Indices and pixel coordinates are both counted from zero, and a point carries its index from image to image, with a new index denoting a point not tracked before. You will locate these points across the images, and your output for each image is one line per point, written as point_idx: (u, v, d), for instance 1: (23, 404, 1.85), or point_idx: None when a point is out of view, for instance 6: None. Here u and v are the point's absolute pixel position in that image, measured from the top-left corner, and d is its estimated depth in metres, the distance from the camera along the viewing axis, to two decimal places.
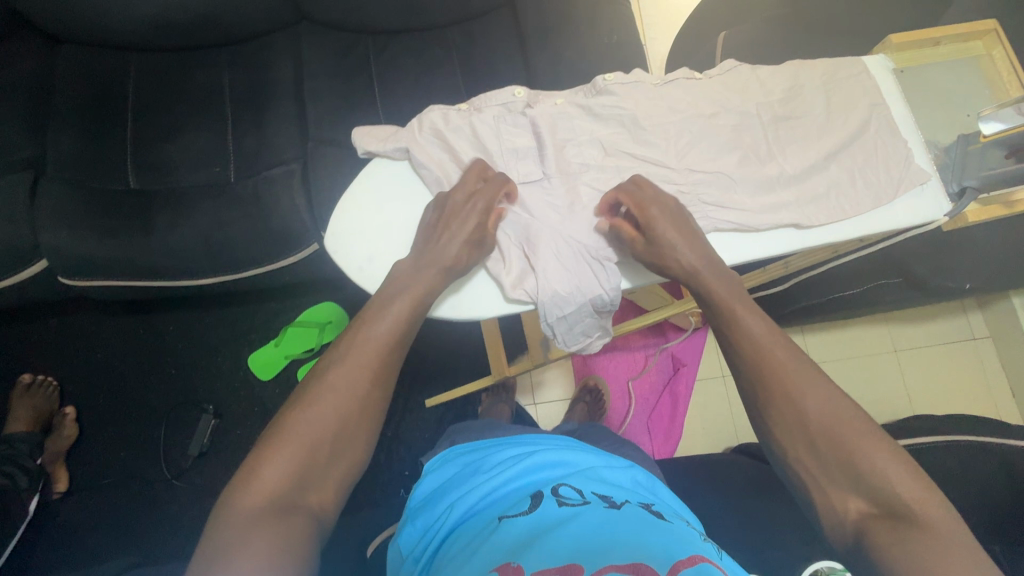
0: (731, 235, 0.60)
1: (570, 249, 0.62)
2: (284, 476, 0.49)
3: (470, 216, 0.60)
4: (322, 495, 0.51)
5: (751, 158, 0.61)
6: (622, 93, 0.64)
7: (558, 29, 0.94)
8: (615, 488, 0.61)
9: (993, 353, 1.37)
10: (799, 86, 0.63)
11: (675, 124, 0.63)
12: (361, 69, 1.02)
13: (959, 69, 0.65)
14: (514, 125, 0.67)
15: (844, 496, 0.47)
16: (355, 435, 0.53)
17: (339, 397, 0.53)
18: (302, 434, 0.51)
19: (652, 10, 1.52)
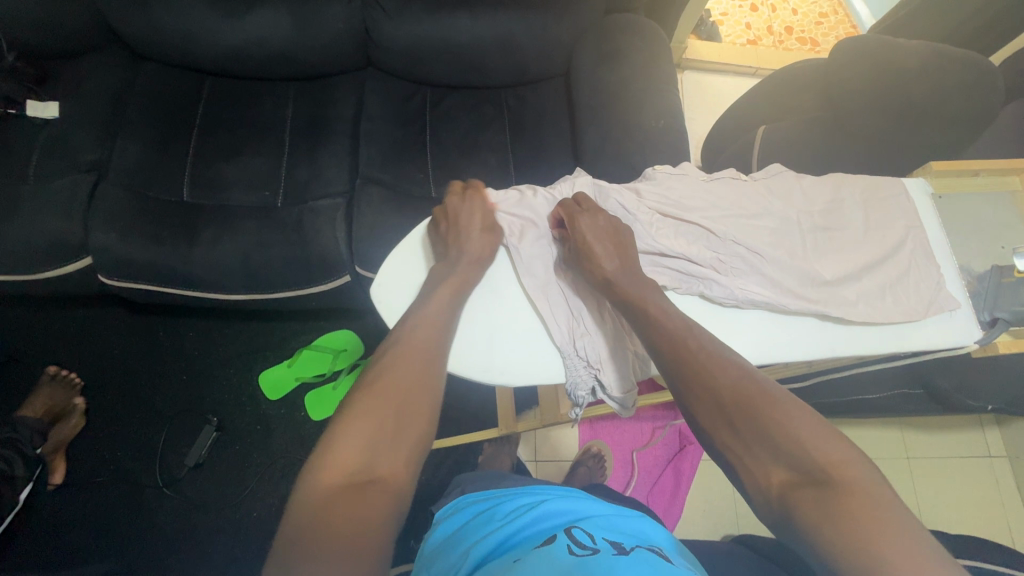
0: (756, 333, 0.60)
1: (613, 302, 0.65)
2: (359, 447, 0.47)
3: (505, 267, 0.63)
4: (396, 463, 0.48)
5: (791, 261, 0.61)
6: (665, 181, 0.66)
7: (608, 105, 0.98)
8: (625, 535, 0.60)
9: (1009, 474, 1.34)
10: (839, 199, 0.64)
11: (716, 218, 0.63)
12: (417, 119, 1.08)
13: (995, 202, 0.66)
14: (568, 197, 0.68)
15: (764, 463, 0.46)
16: (418, 408, 0.51)
17: (397, 383, 0.52)
18: (371, 410, 0.49)
19: (692, 94, 1.59)
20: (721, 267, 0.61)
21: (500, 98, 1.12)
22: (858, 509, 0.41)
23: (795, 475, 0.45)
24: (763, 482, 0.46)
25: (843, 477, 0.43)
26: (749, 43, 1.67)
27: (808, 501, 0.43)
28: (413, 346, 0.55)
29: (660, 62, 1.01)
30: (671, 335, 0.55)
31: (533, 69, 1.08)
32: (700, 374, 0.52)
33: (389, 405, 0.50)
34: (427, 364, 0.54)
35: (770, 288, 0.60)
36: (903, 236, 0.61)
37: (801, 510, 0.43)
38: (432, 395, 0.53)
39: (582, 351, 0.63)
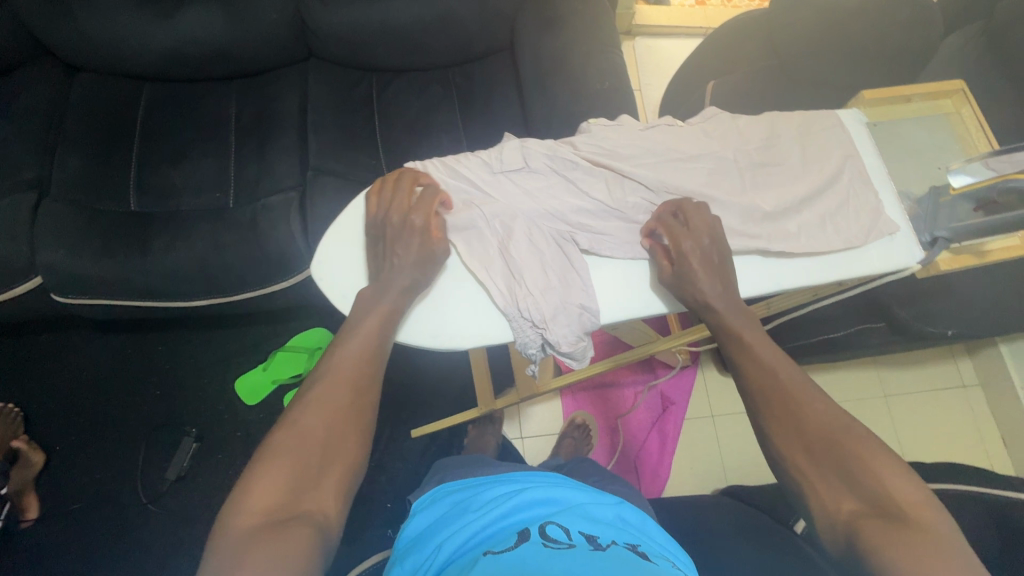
0: None
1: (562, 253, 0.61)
2: (279, 487, 0.47)
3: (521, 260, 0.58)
4: (321, 500, 0.48)
5: (729, 200, 0.59)
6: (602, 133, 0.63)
7: (553, 71, 0.98)
8: (602, 526, 0.61)
9: (982, 399, 1.39)
10: (775, 135, 0.63)
11: (652, 163, 0.61)
12: (365, 106, 1.07)
13: (929, 126, 0.68)
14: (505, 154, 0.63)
15: (836, 494, 0.48)
16: (344, 445, 0.51)
17: (322, 419, 0.52)
18: (291, 450, 0.49)
19: (644, 59, 1.59)
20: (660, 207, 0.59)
21: (448, 77, 1.10)
22: (926, 548, 0.42)
23: (867, 511, 0.46)
24: (830, 509, 0.47)
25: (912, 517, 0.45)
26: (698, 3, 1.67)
27: (877, 530, 0.44)
28: (343, 376, 0.54)
29: (604, 25, 1.00)
30: (761, 367, 0.55)
31: (477, 44, 1.07)
32: (781, 406, 0.53)
33: (312, 442, 0.50)
34: (354, 401, 0.54)
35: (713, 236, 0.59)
36: (839, 165, 0.62)
37: (864, 537, 0.44)
38: (361, 430, 0.53)
39: (528, 305, 0.58)
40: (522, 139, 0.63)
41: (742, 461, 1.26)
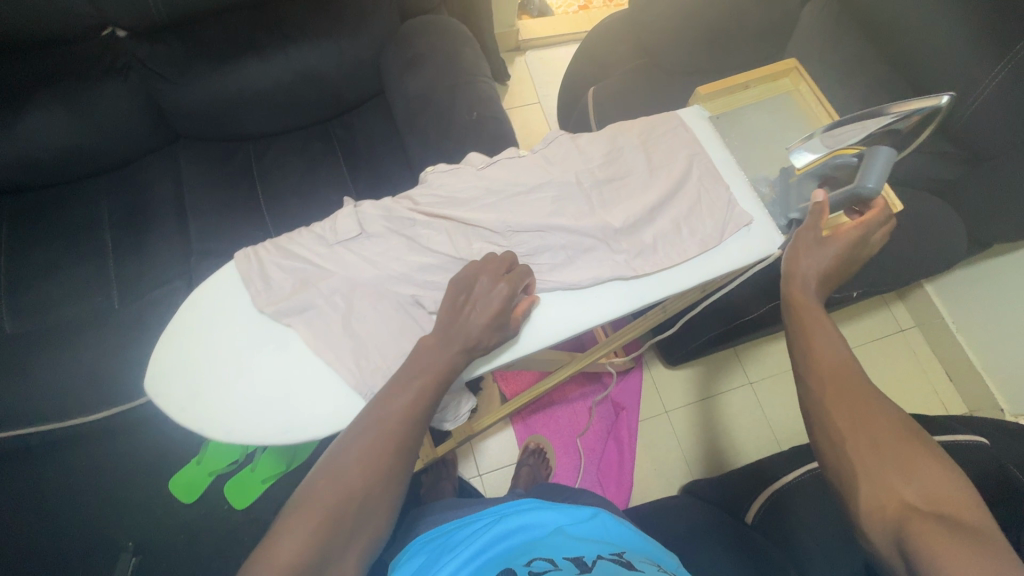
0: (562, 296, 0.56)
1: (411, 320, 0.52)
2: (307, 543, 0.41)
3: (489, 303, 0.50)
4: (344, 567, 0.43)
5: (579, 225, 0.57)
6: (439, 181, 0.59)
7: (423, 110, 0.96)
8: (589, 546, 0.57)
9: (922, 340, 1.42)
10: (618, 148, 0.62)
11: (495, 204, 0.57)
12: (244, 175, 1.03)
13: (770, 109, 0.68)
14: (336, 221, 0.56)
15: (893, 485, 0.46)
16: (381, 501, 0.46)
17: (361, 470, 0.45)
18: (326, 500, 0.44)
19: (538, 72, 1.60)
20: (510, 246, 0.56)
21: (328, 131, 1.08)
22: (970, 545, 0.41)
23: (919, 506, 0.45)
24: (884, 496, 0.46)
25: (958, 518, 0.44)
26: (581, 8, 1.69)
27: (927, 523, 0.43)
28: (384, 423, 0.47)
29: (468, 55, 1.00)
30: (830, 361, 0.54)
31: (347, 94, 1.05)
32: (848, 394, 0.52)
33: (354, 491, 0.45)
34: (394, 455, 0.47)
35: (568, 268, 0.56)
36: (686, 166, 0.61)
37: (917, 534, 0.43)
38: (398, 483, 0.47)
39: None
40: (354, 204, 0.57)
41: (703, 452, 1.26)
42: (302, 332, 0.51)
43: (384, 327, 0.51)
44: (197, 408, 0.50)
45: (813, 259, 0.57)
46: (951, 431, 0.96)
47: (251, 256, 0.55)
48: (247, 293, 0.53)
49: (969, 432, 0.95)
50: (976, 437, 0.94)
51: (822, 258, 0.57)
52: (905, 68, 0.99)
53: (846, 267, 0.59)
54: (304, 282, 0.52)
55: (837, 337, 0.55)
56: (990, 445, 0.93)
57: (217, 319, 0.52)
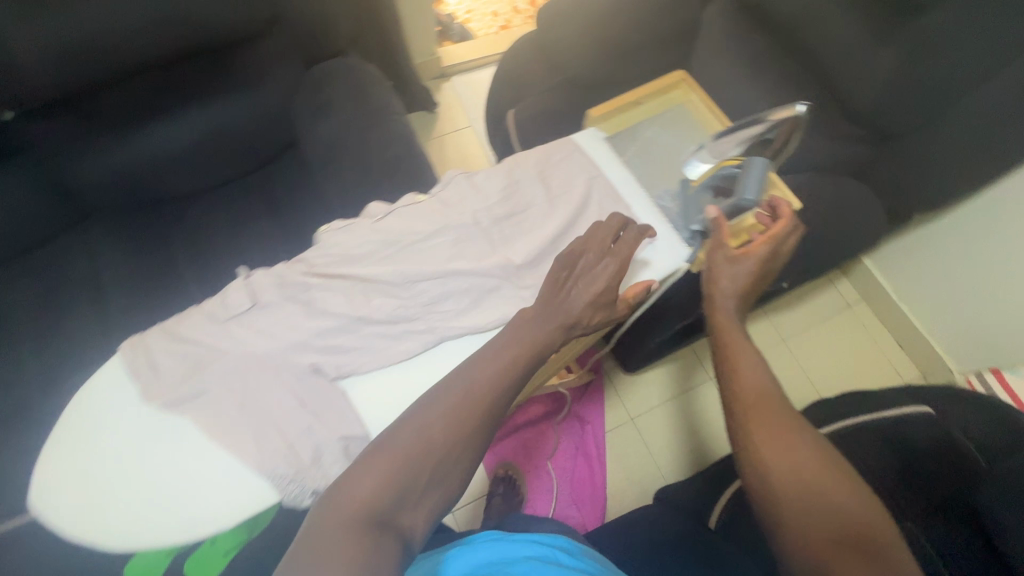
0: (470, 340, 0.55)
1: (313, 391, 0.51)
2: (383, 482, 0.44)
3: (599, 275, 0.55)
4: (415, 515, 0.45)
5: (480, 265, 0.56)
6: (333, 238, 0.57)
7: (336, 155, 0.95)
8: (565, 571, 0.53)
9: (870, 312, 1.46)
10: (516, 181, 0.62)
11: (393, 255, 0.56)
12: (162, 240, 0.98)
13: (664, 120, 0.73)
14: (228, 296, 0.54)
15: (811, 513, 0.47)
16: (460, 450, 0.47)
17: (447, 415, 0.47)
18: (408, 442, 0.46)
19: (467, 96, 1.61)
20: (411, 297, 0.54)
21: (248, 184, 1.05)
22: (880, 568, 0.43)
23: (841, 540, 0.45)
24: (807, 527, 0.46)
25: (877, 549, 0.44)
26: (502, 29, 1.72)
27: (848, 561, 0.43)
28: (495, 363, 0.50)
29: (378, 95, 0.99)
30: (751, 388, 0.54)
31: (262, 145, 1.03)
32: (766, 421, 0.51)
33: (436, 445, 0.46)
34: (482, 409, 0.48)
35: (474, 312, 0.55)
36: (585, 191, 0.61)
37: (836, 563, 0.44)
38: (484, 437, 0.48)
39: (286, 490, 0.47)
40: (246, 274, 0.55)
41: (673, 454, 1.27)
42: (196, 421, 0.49)
43: (282, 402, 0.49)
44: (89, 516, 0.47)
45: (733, 277, 0.59)
46: (894, 403, 0.98)
47: (138, 344, 0.52)
48: (135, 386, 0.50)
49: (915, 402, 0.97)
50: (922, 407, 0.96)
51: (739, 276, 0.59)
52: (804, 58, 1.02)
53: (762, 283, 0.61)
54: (196, 366, 0.50)
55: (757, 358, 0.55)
56: (934, 412, 0.95)
57: (105, 417, 0.50)
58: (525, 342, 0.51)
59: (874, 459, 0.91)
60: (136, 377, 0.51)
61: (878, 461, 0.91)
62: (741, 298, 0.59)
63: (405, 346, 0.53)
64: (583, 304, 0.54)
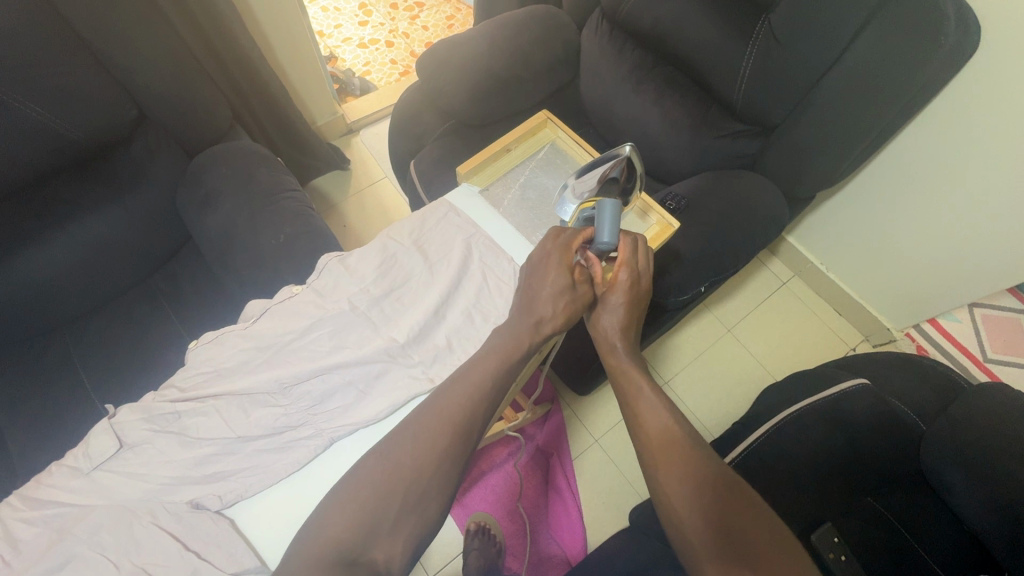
0: (365, 432, 0.53)
1: (200, 527, 0.47)
2: (354, 516, 0.45)
3: (550, 270, 0.58)
4: (388, 549, 0.46)
5: (362, 352, 0.55)
6: (209, 354, 0.56)
7: (232, 245, 0.92)
8: None
9: (804, 286, 1.50)
10: (392, 255, 0.62)
11: (272, 360, 0.55)
12: (60, 365, 0.92)
13: (538, 160, 0.76)
14: (99, 442, 0.51)
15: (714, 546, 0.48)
16: (433, 475, 0.48)
17: (417, 444, 0.49)
18: (381, 474, 0.48)
19: (379, 147, 1.61)
20: (295, 401, 0.53)
21: (151, 287, 1.01)
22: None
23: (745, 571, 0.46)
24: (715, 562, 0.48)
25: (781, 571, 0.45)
26: (403, 75, 1.74)
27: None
28: (462, 385, 0.52)
29: (267, 174, 0.97)
30: (655, 428, 0.57)
31: (157, 244, 0.99)
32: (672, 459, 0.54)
33: (408, 471, 0.48)
34: (449, 434, 0.50)
35: (363, 404, 0.54)
36: (463, 252, 0.62)
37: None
38: (455, 467, 0.49)
39: None
40: (114, 414, 0.53)
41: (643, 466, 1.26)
42: None
43: (165, 548, 0.46)
44: None
45: (611, 316, 0.62)
46: (834, 378, 0.98)
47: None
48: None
49: (852, 375, 0.98)
50: (859, 379, 0.96)
51: (613, 312, 0.62)
52: (678, 65, 1.06)
53: (640, 302, 0.63)
54: (67, 527, 0.47)
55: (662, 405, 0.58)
56: (871, 382, 0.96)
57: None
58: (416, 426, 0.50)
59: (827, 441, 0.91)
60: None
61: (832, 444, 0.91)
62: (623, 334, 0.62)
63: (294, 454, 0.51)
64: (471, 372, 0.53)
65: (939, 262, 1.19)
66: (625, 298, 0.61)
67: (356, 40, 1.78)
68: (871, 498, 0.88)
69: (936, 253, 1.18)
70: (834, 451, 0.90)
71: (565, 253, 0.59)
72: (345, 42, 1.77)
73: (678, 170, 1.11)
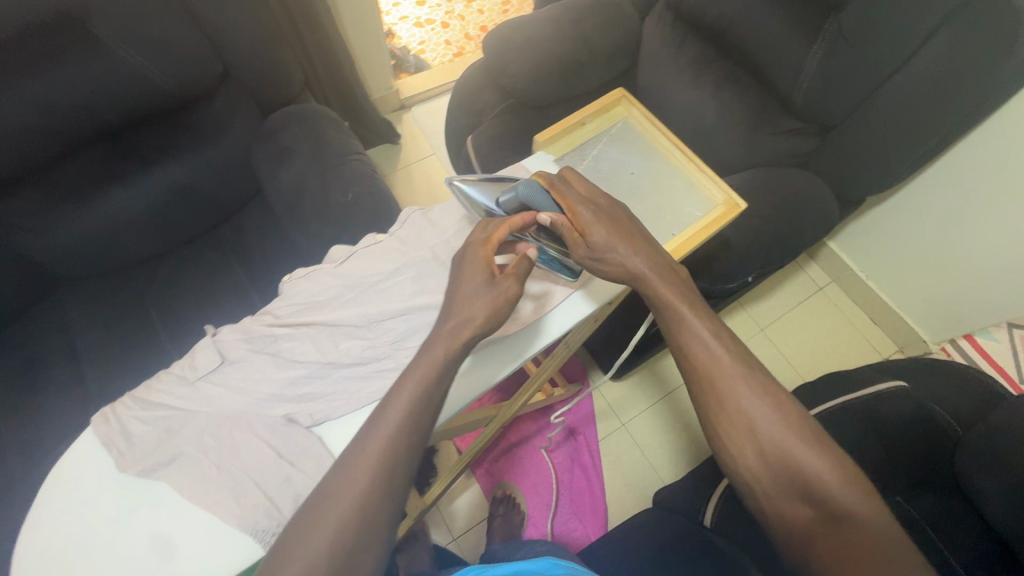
0: None
1: (289, 439, 0.53)
2: (327, 540, 0.45)
3: (462, 262, 0.57)
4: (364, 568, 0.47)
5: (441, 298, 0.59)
6: (302, 287, 0.61)
7: (300, 201, 0.96)
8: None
9: (841, 293, 1.50)
10: (472, 211, 0.66)
11: (359, 296, 0.60)
12: (136, 303, 0.99)
13: (612, 136, 0.78)
14: (203, 358, 0.57)
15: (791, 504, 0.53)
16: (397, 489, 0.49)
17: (369, 469, 0.48)
18: (339, 501, 0.47)
19: (429, 124, 1.65)
20: (378, 336, 0.58)
21: (217, 239, 1.07)
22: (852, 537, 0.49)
23: (816, 516, 0.52)
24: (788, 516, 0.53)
25: (853, 516, 0.50)
26: (456, 57, 1.77)
27: (830, 547, 0.49)
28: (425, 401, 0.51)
29: (335, 137, 1.02)
30: (704, 358, 0.58)
31: (226, 197, 1.05)
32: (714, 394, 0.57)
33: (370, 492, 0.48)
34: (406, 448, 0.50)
35: None
36: None
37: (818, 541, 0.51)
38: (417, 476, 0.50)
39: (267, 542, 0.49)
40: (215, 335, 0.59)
41: (667, 454, 1.28)
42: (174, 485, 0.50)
43: (260, 453, 0.52)
44: None
45: (617, 247, 0.59)
46: (871, 380, 0.99)
47: (112, 415, 0.55)
48: (111, 457, 0.52)
49: (889, 378, 1.00)
50: (897, 381, 0.97)
51: (621, 249, 0.59)
52: (739, 60, 1.07)
53: (629, 226, 0.62)
54: (176, 428, 0.54)
55: (706, 335, 0.59)
56: (909, 386, 0.97)
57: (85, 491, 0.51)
58: None
59: (860, 438, 0.92)
60: (112, 450, 0.53)
61: (866, 442, 0.92)
62: (646, 262, 0.59)
63: (375, 385, 0.55)
64: None
65: (985, 277, 1.19)
66: (611, 224, 0.60)
67: (412, 18, 1.82)
68: (903, 498, 0.90)
69: (983, 268, 1.17)
70: (867, 449, 0.91)
71: (485, 246, 0.58)
72: (402, 20, 1.80)
73: (730, 165, 1.13)
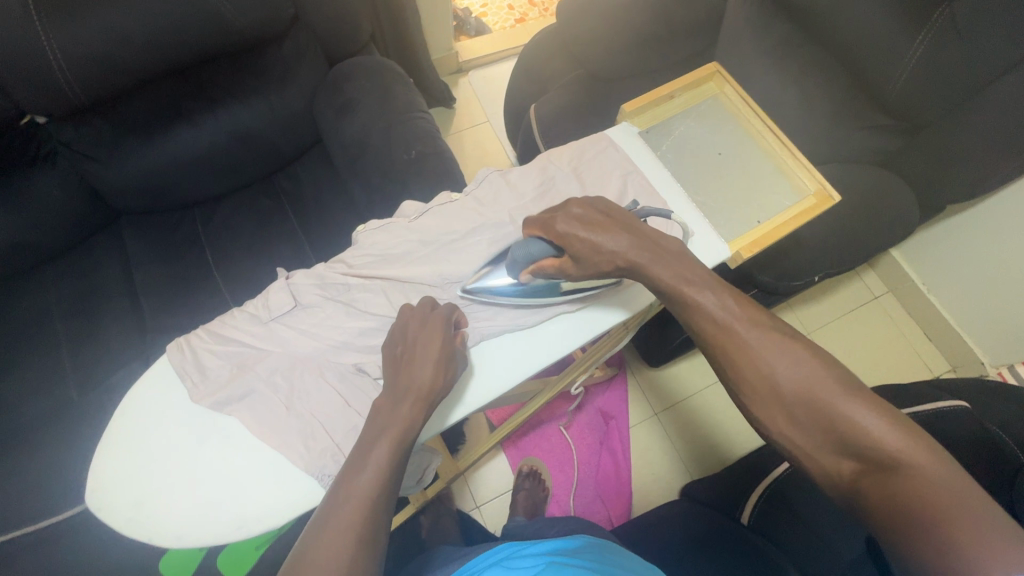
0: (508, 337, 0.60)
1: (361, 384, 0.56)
2: (355, 510, 0.45)
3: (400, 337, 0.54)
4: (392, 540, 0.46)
5: None
6: (379, 236, 0.63)
7: (361, 154, 0.95)
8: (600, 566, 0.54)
9: (897, 304, 1.44)
10: (550, 177, 0.67)
11: (435, 251, 0.63)
12: (193, 242, 1.01)
13: (702, 111, 0.75)
14: (277, 297, 0.59)
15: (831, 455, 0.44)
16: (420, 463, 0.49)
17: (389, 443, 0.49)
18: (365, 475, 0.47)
19: (485, 91, 1.62)
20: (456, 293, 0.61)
21: (274, 186, 1.07)
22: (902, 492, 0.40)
23: (865, 471, 0.43)
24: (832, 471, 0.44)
25: (906, 463, 0.40)
26: (519, 22, 1.71)
27: (877, 499, 0.41)
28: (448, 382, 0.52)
29: (401, 93, 1.00)
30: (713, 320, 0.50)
31: (286, 146, 1.05)
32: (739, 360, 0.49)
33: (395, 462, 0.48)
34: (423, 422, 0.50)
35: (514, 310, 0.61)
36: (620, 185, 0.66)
37: (863, 493, 0.42)
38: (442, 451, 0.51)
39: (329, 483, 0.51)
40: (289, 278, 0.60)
41: (699, 447, 1.26)
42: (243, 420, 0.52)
43: (331, 396, 0.54)
44: (151, 523, 0.50)
45: (597, 243, 0.53)
46: (930, 396, 0.95)
47: (186, 345, 0.57)
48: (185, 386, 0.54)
49: (951, 396, 0.95)
50: (959, 401, 0.93)
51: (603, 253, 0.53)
52: (830, 46, 1.00)
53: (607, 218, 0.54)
54: (250, 363, 0.55)
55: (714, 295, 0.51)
56: (972, 407, 0.92)
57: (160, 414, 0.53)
58: None
59: None
60: (185, 379, 0.55)
61: None
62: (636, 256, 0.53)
63: None
64: None
65: None
66: (587, 223, 0.54)
67: None
68: None
69: None
70: None
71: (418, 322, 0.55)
72: None
73: None
